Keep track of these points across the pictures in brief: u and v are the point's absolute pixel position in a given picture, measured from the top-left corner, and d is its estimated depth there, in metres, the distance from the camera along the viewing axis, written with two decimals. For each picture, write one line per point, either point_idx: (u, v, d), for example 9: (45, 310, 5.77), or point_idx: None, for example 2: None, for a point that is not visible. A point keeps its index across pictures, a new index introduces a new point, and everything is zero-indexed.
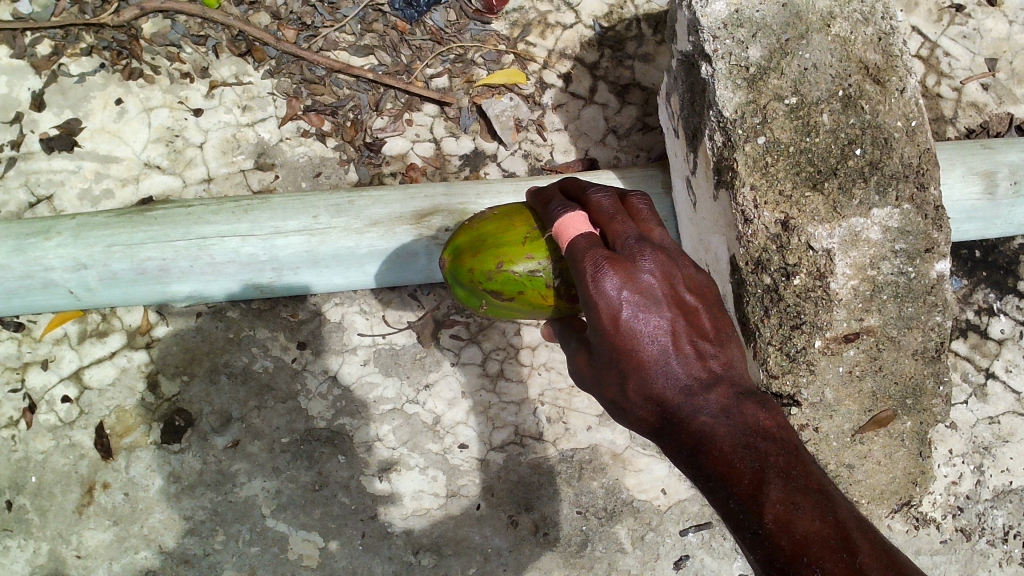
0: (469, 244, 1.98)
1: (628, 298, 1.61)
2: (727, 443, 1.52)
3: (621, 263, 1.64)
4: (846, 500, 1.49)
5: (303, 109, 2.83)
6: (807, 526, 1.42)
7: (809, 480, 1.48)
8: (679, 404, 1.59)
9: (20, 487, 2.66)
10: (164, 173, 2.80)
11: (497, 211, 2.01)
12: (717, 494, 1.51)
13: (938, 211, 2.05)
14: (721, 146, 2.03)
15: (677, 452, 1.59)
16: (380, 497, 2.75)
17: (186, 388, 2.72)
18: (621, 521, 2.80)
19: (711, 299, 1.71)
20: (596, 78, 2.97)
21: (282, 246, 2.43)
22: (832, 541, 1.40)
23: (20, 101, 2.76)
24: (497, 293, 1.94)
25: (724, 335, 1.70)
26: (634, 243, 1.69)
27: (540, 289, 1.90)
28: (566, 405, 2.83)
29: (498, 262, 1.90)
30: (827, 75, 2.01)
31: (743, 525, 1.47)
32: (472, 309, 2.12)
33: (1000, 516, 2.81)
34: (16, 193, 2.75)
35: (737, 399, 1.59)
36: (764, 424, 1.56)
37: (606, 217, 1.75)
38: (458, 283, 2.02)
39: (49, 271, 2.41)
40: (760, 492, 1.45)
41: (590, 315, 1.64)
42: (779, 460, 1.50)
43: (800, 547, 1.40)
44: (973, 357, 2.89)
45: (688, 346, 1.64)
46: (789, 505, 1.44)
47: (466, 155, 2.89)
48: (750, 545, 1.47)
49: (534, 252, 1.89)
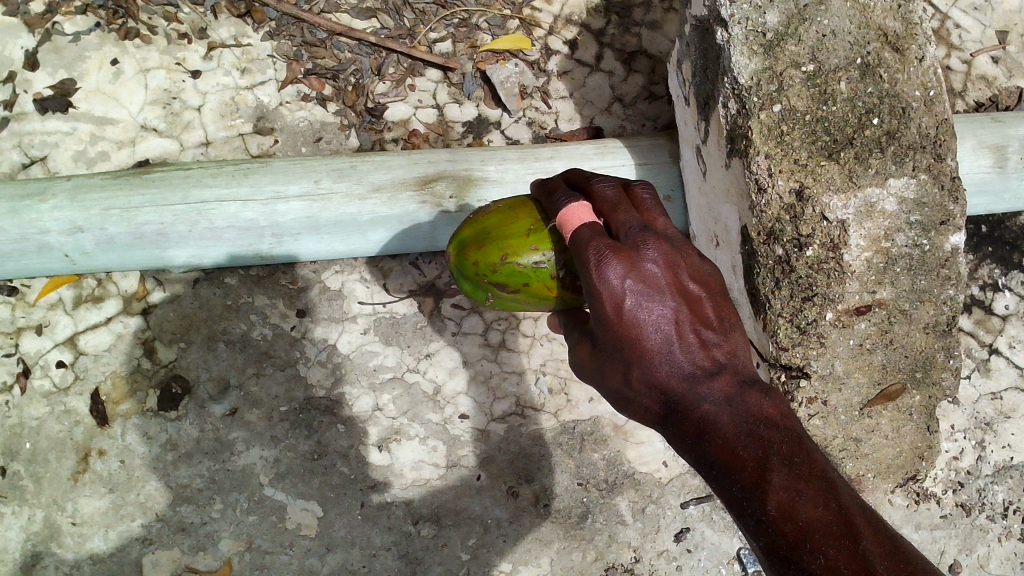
0: (474, 237, 1.94)
1: (631, 287, 1.60)
2: (730, 430, 1.52)
3: (625, 251, 1.62)
4: (849, 486, 1.47)
5: (304, 72, 2.78)
6: (811, 512, 1.40)
7: (814, 467, 1.46)
8: (683, 391, 1.59)
9: (15, 453, 2.62)
10: (162, 136, 2.74)
11: (501, 204, 1.97)
12: (722, 482, 1.50)
13: (954, 183, 2.03)
14: (735, 113, 1.99)
15: (681, 440, 1.58)
16: (379, 467, 2.72)
17: (183, 355, 2.68)
18: (622, 493, 2.78)
19: (715, 288, 1.70)
20: (602, 45, 2.92)
21: (283, 212, 2.39)
22: (835, 527, 1.38)
23: (13, 60, 2.69)
24: (502, 285, 1.91)
25: (728, 323, 1.69)
26: (638, 231, 1.66)
27: (545, 281, 1.87)
28: (568, 376, 2.81)
29: (502, 255, 1.87)
30: (846, 42, 1.98)
31: (747, 512, 1.45)
32: (478, 300, 2.09)
33: (1000, 491, 2.81)
34: (9, 153, 2.68)
35: (740, 387, 1.58)
36: (768, 412, 1.55)
37: (609, 206, 1.72)
38: (463, 276, 1.99)
39: (44, 235, 2.36)
40: (763, 480, 1.44)
41: (593, 304, 1.63)
42: (783, 447, 1.48)
43: (802, 534, 1.38)
44: (977, 332, 2.88)
45: (692, 335, 1.63)
46: (792, 492, 1.42)
47: (469, 122, 2.84)
48: (753, 531, 1.46)
49: (538, 244, 1.86)
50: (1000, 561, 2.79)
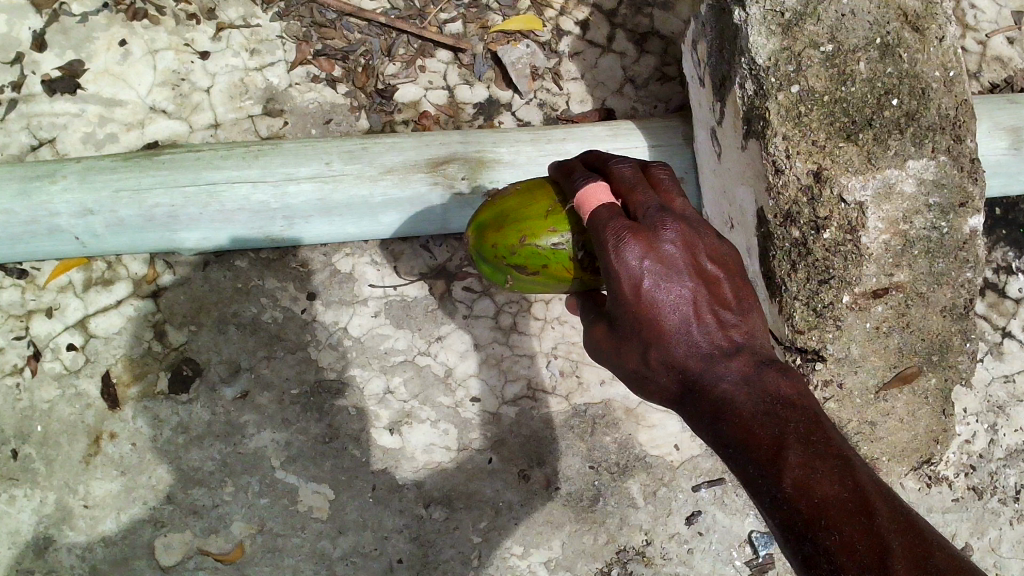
0: (492, 219, 1.94)
1: (650, 268, 1.58)
2: (748, 410, 1.52)
3: (643, 232, 1.60)
4: (864, 463, 1.47)
5: (313, 53, 2.76)
6: (826, 489, 1.40)
7: (830, 445, 1.46)
8: (701, 371, 1.59)
9: (26, 436, 2.61)
10: (170, 118, 2.71)
11: (520, 187, 1.97)
12: (738, 460, 1.51)
13: (974, 164, 2.02)
14: (752, 94, 1.97)
15: (699, 419, 1.59)
16: (391, 450, 2.71)
17: (194, 337, 2.68)
18: (634, 475, 2.77)
19: (733, 268, 1.68)
20: (614, 26, 2.90)
21: (294, 194, 2.37)
22: (851, 503, 1.38)
23: (21, 41, 2.67)
24: (520, 267, 1.91)
25: (747, 304, 1.68)
26: (656, 211, 1.65)
27: (563, 262, 1.86)
28: (580, 359, 2.80)
29: (521, 237, 1.86)
30: (865, 22, 1.96)
31: (763, 490, 1.46)
32: (497, 284, 2.09)
33: (1012, 474, 2.80)
34: (17, 135, 2.66)
35: (758, 367, 1.58)
36: (785, 391, 1.55)
37: (627, 187, 1.71)
38: (483, 259, 1.99)
39: (55, 217, 2.35)
40: (779, 457, 1.44)
41: (611, 284, 1.61)
42: (800, 425, 1.49)
43: (817, 510, 1.38)
44: (990, 315, 2.87)
45: (710, 315, 1.62)
46: (808, 469, 1.42)
47: (480, 103, 2.82)
48: (769, 509, 1.46)
49: (557, 225, 1.85)
50: (1012, 545, 2.79)
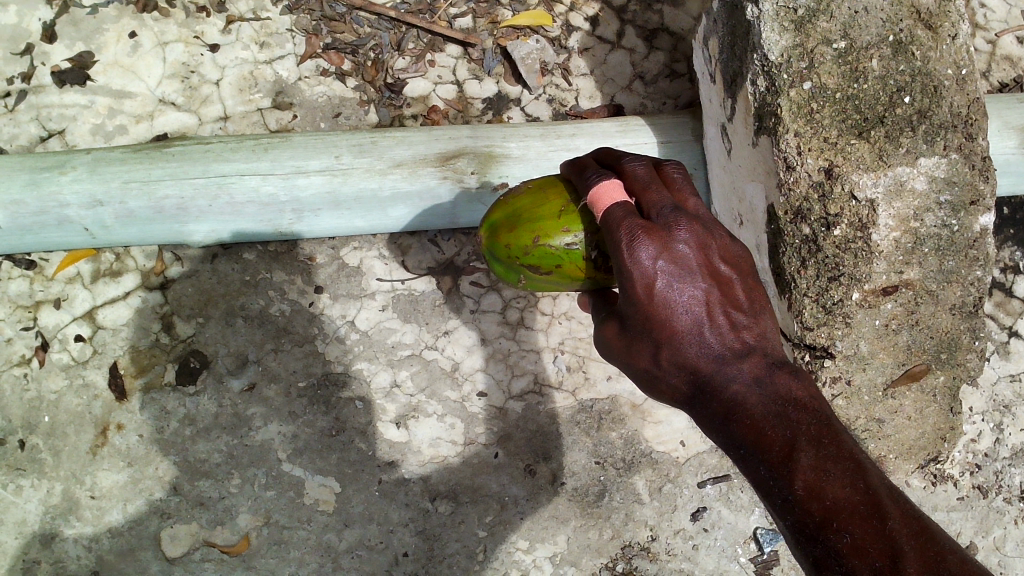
0: (505, 219, 1.94)
1: (663, 268, 1.57)
2: (758, 411, 1.52)
3: (656, 232, 1.60)
4: (876, 466, 1.48)
5: (323, 47, 2.76)
6: (838, 492, 1.42)
7: (842, 448, 1.46)
8: (712, 372, 1.58)
9: (33, 426, 2.62)
10: (180, 111, 2.71)
11: (531, 186, 1.97)
12: (750, 461, 1.51)
13: (985, 162, 2.02)
14: (764, 91, 1.98)
15: (710, 419, 1.59)
16: (397, 443, 2.72)
17: (202, 329, 2.68)
18: (639, 471, 2.78)
19: (746, 269, 1.67)
20: (623, 22, 2.90)
21: (304, 186, 2.37)
22: (863, 507, 1.40)
23: (30, 32, 2.68)
24: (534, 267, 1.91)
25: (759, 306, 1.67)
26: (670, 211, 1.64)
27: (577, 261, 1.86)
28: (587, 355, 2.81)
29: (534, 237, 1.86)
30: (878, 19, 1.96)
31: (775, 491, 1.48)
32: (510, 283, 2.09)
33: (1018, 474, 2.80)
34: (27, 126, 2.66)
35: (770, 369, 1.57)
36: (797, 394, 1.55)
37: (641, 186, 1.70)
38: (496, 259, 1.99)
39: (64, 208, 2.36)
40: (791, 459, 1.45)
41: (624, 283, 1.60)
42: (812, 428, 1.48)
43: (829, 512, 1.41)
44: (997, 315, 2.87)
45: (722, 317, 1.60)
46: (820, 471, 1.43)
47: (489, 98, 2.82)
48: (780, 510, 1.48)
49: (569, 225, 1.85)
50: (1017, 543, 2.79)
